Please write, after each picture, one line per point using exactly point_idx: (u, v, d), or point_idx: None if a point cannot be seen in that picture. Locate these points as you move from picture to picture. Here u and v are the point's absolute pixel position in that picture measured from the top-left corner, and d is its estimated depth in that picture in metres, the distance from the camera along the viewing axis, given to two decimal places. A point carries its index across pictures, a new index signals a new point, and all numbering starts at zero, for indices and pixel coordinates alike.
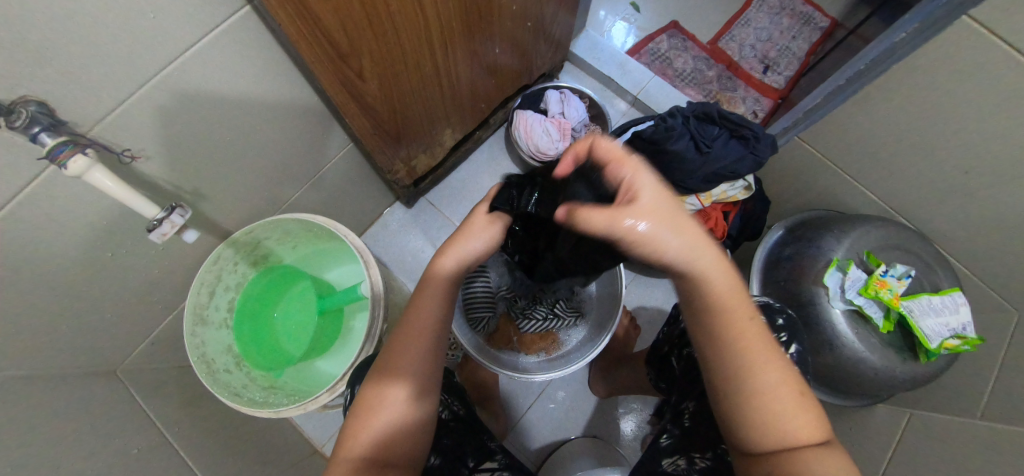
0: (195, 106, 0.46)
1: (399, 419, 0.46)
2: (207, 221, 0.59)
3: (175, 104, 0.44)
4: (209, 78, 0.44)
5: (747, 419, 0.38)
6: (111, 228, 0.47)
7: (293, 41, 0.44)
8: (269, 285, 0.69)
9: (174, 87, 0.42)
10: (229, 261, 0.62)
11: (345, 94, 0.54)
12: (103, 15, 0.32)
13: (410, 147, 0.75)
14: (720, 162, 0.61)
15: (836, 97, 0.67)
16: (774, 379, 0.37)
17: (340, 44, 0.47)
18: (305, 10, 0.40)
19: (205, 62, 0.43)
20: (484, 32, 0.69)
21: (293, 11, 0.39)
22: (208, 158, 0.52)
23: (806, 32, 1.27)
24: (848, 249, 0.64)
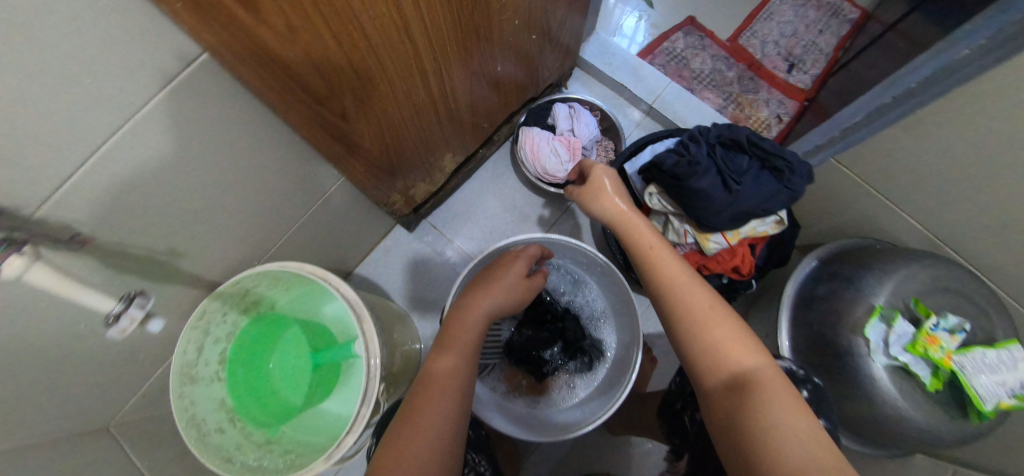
0: (161, 165, 0.41)
1: (446, 374, 0.53)
2: (190, 273, 0.55)
3: (137, 166, 0.39)
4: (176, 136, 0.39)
5: (694, 355, 0.48)
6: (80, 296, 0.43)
7: (260, 92, 0.38)
8: (261, 333, 0.65)
9: (132, 148, 0.37)
10: (217, 313, 0.61)
11: (329, 139, 0.49)
12: (27, 90, 0.27)
13: (408, 178, 0.70)
14: (751, 199, 0.55)
15: (882, 117, 0.60)
16: (712, 315, 0.49)
17: (317, 89, 0.42)
18: (267, 55, 0.35)
19: (167, 118, 0.37)
20: (482, 52, 0.62)
21: (253, 56, 0.34)
22: (184, 213, 0.47)
23: (834, 25, 1.17)
24: (891, 295, 0.58)
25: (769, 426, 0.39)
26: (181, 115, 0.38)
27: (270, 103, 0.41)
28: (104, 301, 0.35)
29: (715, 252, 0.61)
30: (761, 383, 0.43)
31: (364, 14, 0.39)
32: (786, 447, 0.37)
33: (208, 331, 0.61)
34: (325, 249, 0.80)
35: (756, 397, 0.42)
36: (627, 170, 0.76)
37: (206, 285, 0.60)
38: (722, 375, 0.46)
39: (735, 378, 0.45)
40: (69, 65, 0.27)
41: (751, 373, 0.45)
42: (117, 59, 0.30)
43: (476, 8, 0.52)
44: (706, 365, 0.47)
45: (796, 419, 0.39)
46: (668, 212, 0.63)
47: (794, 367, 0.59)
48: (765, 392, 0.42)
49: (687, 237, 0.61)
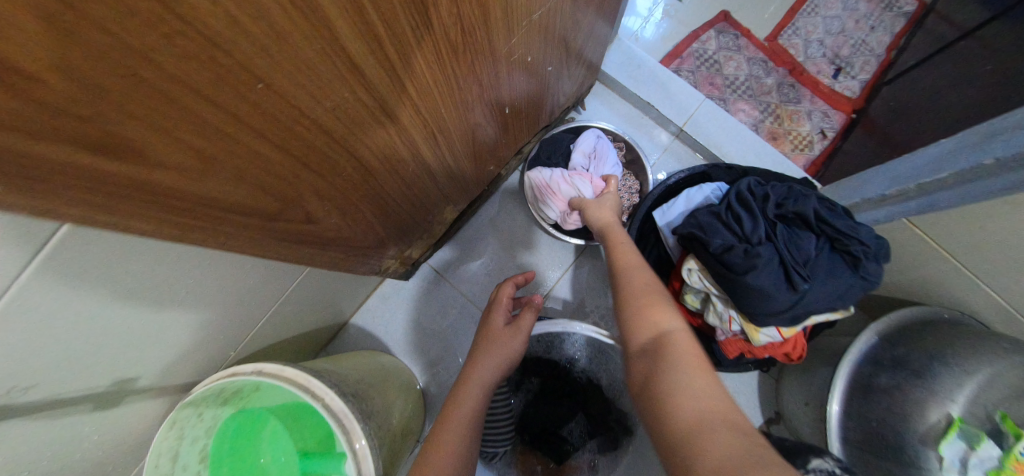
0: (76, 315, 0.31)
1: None
2: (145, 388, 0.46)
3: (36, 327, 0.29)
4: (85, 286, 0.30)
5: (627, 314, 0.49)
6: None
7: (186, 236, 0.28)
8: (246, 427, 0.58)
9: (17, 316, 0.27)
10: (190, 416, 0.53)
11: (295, 246, 0.38)
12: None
13: (401, 242, 0.60)
14: (821, 297, 0.44)
15: (981, 180, 0.49)
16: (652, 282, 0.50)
17: (265, 208, 0.31)
18: (177, 197, 0.24)
19: (64, 274, 0.27)
20: (487, 98, 0.50)
21: (156, 207, 0.23)
22: (121, 343, 0.38)
23: (889, 19, 1.01)
24: (970, 402, 0.49)
25: (667, 375, 0.39)
26: (87, 264, 0.28)
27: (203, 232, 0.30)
28: None
29: (764, 344, 0.51)
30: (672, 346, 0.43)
31: (316, 110, 0.28)
32: (687, 402, 0.36)
33: (182, 436, 0.53)
34: (313, 309, 0.71)
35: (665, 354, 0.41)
36: (659, 222, 0.65)
37: (172, 387, 0.51)
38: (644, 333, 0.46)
39: (653, 337, 0.45)
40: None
41: (670, 334, 0.44)
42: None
43: (475, 58, 0.41)
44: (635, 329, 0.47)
45: (691, 376, 0.38)
46: (710, 293, 0.53)
47: (840, 465, 0.51)
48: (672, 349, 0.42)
49: (732, 325, 0.52)
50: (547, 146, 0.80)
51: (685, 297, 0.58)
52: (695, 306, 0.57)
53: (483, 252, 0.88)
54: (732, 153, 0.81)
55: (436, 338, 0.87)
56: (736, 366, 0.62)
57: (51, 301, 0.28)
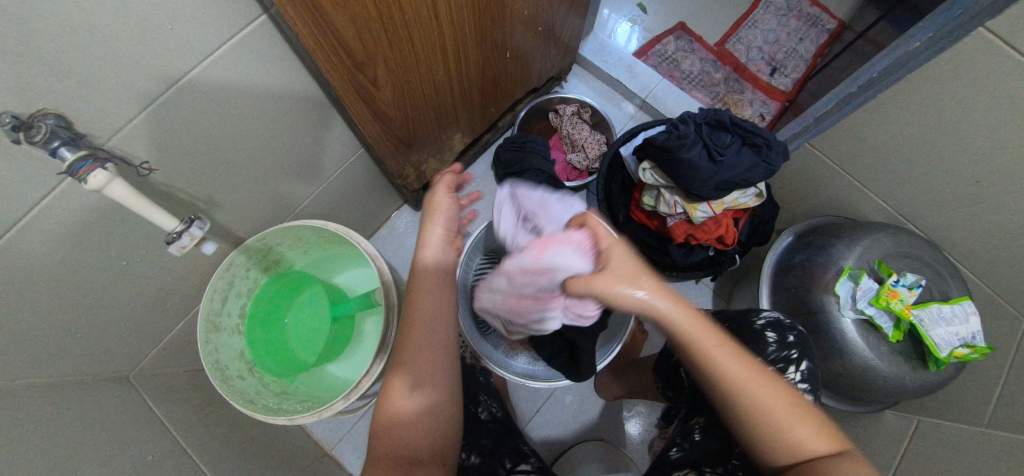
0: (213, 116, 0.46)
1: (411, 410, 0.45)
2: (218, 228, 0.59)
3: (193, 111, 0.43)
4: (224, 91, 0.45)
5: (753, 441, 0.40)
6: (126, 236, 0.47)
7: (309, 51, 0.44)
8: (279, 291, 0.70)
9: (191, 99, 0.42)
10: (243, 267, 0.63)
11: (358, 102, 0.54)
12: (120, 27, 0.32)
13: (420, 153, 0.75)
14: (733, 170, 0.61)
15: (849, 104, 0.66)
16: (764, 390, 0.40)
17: (356, 54, 0.47)
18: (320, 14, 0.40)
19: (219, 78, 0.43)
20: (495, 38, 0.69)
21: (304, 15, 0.39)
22: (223, 165, 0.52)
23: (814, 33, 1.27)
24: (858, 258, 0.65)
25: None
26: (233, 70, 0.43)
27: (313, 62, 0.46)
28: (170, 220, 0.39)
29: (701, 221, 0.67)
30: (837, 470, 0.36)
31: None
32: None
33: (233, 283, 0.63)
34: (339, 221, 0.84)
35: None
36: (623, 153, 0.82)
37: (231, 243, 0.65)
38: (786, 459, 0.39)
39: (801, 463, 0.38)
40: (156, 12, 0.33)
41: (818, 460, 0.37)
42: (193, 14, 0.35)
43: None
44: (771, 450, 0.39)
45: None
46: (660, 186, 0.69)
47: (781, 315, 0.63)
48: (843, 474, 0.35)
49: (677, 207, 0.68)
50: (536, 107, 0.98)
51: (644, 199, 0.74)
52: (651, 205, 0.73)
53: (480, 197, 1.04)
54: None
55: None
56: (686, 264, 0.77)
57: (206, 91, 0.43)
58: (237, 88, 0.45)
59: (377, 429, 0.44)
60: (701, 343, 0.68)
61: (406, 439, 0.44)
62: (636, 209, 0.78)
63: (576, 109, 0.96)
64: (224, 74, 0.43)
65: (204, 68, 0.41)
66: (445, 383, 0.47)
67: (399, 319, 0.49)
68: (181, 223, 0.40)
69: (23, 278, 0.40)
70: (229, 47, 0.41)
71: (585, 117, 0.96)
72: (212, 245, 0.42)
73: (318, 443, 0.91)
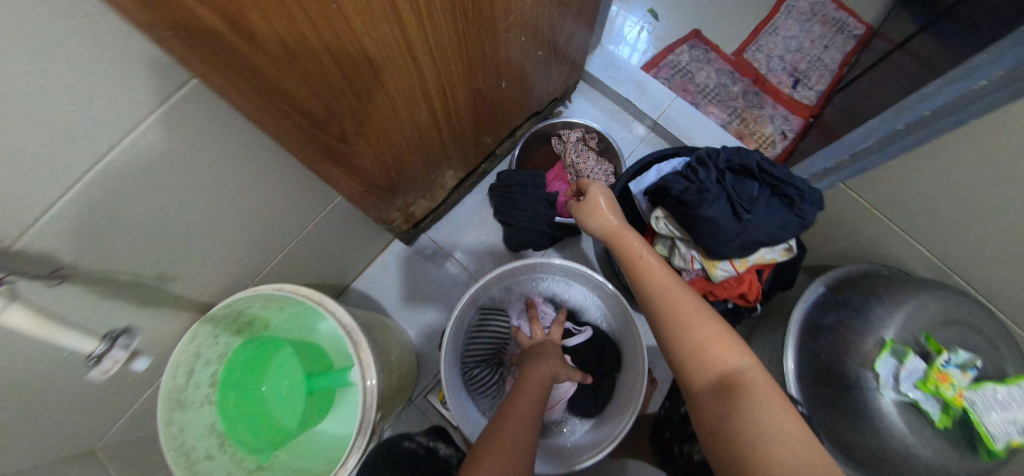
0: (149, 193, 0.39)
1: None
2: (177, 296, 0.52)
3: (123, 193, 0.36)
4: (160, 166, 0.37)
5: (683, 357, 0.51)
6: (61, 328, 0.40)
7: (250, 115, 0.36)
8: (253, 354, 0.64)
9: (119, 179, 0.35)
10: (207, 337, 0.59)
11: (326, 162, 0.47)
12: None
13: (407, 195, 0.68)
14: (762, 228, 0.53)
15: (897, 143, 0.58)
16: (695, 314, 0.53)
17: (315, 113, 0.40)
18: (259, 77, 0.33)
19: (155, 149, 0.35)
20: (488, 70, 0.61)
21: (235, 80, 0.31)
22: (170, 238, 0.45)
23: (839, 41, 1.17)
24: (900, 328, 0.57)
25: (743, 422, 0.44)
26: (167, 144, 0.36)
27: (263, 126, 0.39)
28: (89, 343, 0.36)
29: (722, 279, 0.59)
30: (745, 384, 0.47)
31: (363, 38, 0.37)
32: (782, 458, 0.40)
33: (199, 354, 0.59)
34: (323, 263, 0.78)
35: (745, 400, 0.45)
36: (633, 190, 0.74)
37: (196, 304, 0.58)
38: (710, 376, 0.49)
39: (723, 377, 0.48)
40: (44, 96, 0.25)
41: (738, 374, 0.48)
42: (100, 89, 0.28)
43: (479, 27, 0.51)
44: (697, 373, 0.50)
45: (783, 418, 0.43)
46: (675, 237, 0.62)
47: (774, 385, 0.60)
48: (753, 400, 0.45)
49: (694, 263, 0.60)
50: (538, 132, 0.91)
51: (656, 248, 0.66)
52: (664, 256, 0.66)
53: (478, 227, 0.97)
54: (700, 142, 0.92)
55: (432, 303, 0.94)
56: None
57: (135, 171, 0.35)
58: (175, 161, 0.38)
59: None
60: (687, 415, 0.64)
61: None
62: None
63: (581, 135, 0.89)
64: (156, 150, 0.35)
65: (131, 142, 0.33)
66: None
67: (476, 446, 0.48)
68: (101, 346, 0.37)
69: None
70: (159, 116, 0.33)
71: (592, 144, 0.89)
72: (143, 359, 0.41)
73: None
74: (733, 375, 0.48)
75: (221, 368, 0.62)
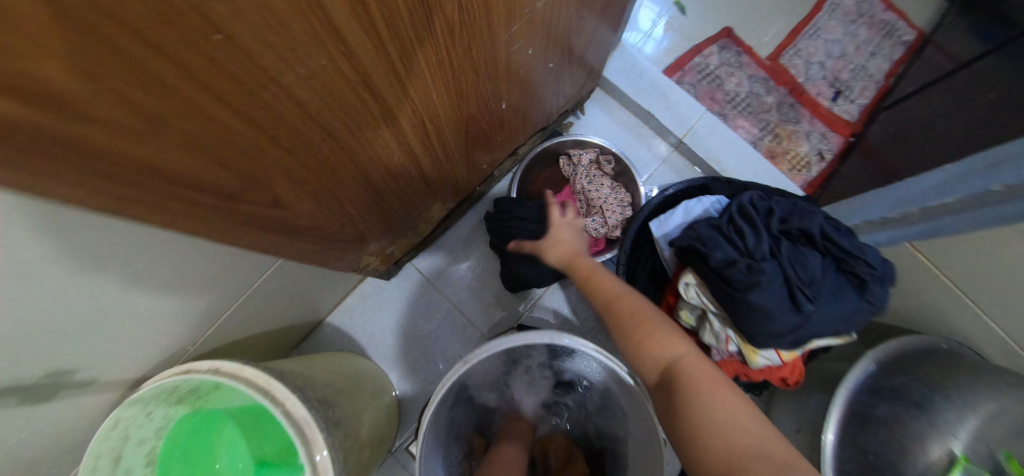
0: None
1: None
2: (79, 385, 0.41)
3: None
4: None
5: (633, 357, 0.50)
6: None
7: (133, 214, 0.24)
8: (199, 426, 0.53)
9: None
10: (136, 417, 0.49)
11: (263, 233, 0.35)
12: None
13: (384, 237, 0.57)
14: (827, 319, 0.42)
15: (990, 209, 0.47)
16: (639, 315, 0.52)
17: (229, 185, 0.28)
18: (118, 166, 0.20)
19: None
20: (484, 92, 0.48)
21: (72, 182, 0.19)
22: (47, 337, 0.33)
23: (888, 47, 1.02)
24: (972, 437, 0.47)
25: (692, 417, 0.41)
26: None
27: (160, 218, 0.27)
28: None
29: (761, 366, 0.48)
30: (684, 372, 0.44)
31: (289, 76, 0.24)
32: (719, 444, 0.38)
33: (128, 437, 0.49)
34: (286, 304, 0.67)
35: (685, 390, 0.43)
36: (655, 233, 0.63)
37: (115, 382, 0.46)
38: (654, 372, 0.47)
39: (663, 371, 0.46)
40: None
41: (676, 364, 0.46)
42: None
43: (477, 43, 0.38)
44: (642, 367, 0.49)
45: (722, 407, 0.41)
46: (708, 310, 0.50)
47: None
48: (688, 390, 0.43)
49: (729, 345, 0.49)
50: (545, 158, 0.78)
51: (680, 313, 0.56)
52: (690, 323, 0.55)
53: (470, 256, 0.86)
54: (731, 168, 0.80)
55: (417, 342, 0.83)
56: None
57: None
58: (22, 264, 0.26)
59: None
60: None
61: None
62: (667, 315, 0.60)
63: (594, 157, 0.76)
64: None
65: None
66: None
67: None
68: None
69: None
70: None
71: (606, 168, 0.77)
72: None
73: None
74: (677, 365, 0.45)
75: (160, 443, 0.52)
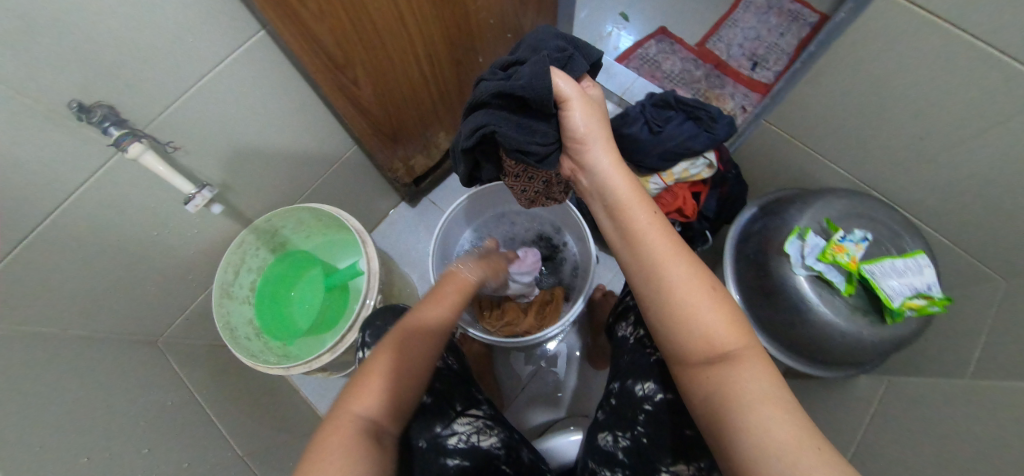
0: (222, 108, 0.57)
1: (373, 414, 0.40)
2: (234, 210, 0.70)
3: (209, 103, 0.55)
4: (232, 91, 0.56)
5: (672, 327, 0.44)
6: (148, 207, 0.57)
7: (295, 51, 0.55)
8: (285, 270, 0.79)
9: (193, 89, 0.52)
10: (252, 246, 0.72)
11: (343, 99, 0.65)
12: (135, 24, 0.42)
13: (407, 148, 0.86)
14: (674, 141, 0.67)
15: (793, 80, 0.72)
16: (692, 284, 0.44)
17: (336, 57, 0.59)
18: (304, 25, 0.52)
19: (221, 72, 0.53)
20: (468, 45, 0.79)
21: (292, 25, 0.51)
22: (233, 156, 0.63)
23: (795, 28, 1.32)
24: (809, 219, 0.68)
25: (736, 395, 0.37)
26: (240, 75, 0.55)
27: (301, 63, 0.58)
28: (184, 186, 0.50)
29: (656, 193, 0.72)
30: (746, 360, 0.39)
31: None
32: (762, 420, 0.34)
33: (245, 260, 0.71)
34: None
35: (742, 375, 0.38)
36: None
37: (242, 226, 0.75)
38: (704, 350, 0.41)
39: (710, 351, 0.41)
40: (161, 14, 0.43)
41: (729, 349, 0.40)
42: (190, 16, 0.45)
43: (456, 6, 0.69)
44: (685, 346, 0.43)
45: (774, 396, 0.36)
46: None
47: None
48: (742, 370, 0.38)
49: None
50: (544, 36, 0.54)
51: None
52: None
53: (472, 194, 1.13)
54: None
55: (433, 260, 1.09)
56: None
57: (218, 93, 0.55)
58: (242, 88, 0.57)
59: (327, 434, 0.38)
60: (623, 311, 0.73)
61: (357, 406, 0.40)
62: None
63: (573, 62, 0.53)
64: (231, 78, 0.54)
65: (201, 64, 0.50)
66: (409, 394, 0.43)
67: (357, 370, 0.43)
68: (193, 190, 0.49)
69: (64, 235, 0.50)
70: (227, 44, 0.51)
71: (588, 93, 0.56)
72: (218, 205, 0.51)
73: (320, 418, 0.97)
74: (724, 349, 0.40)
75: (259, 276, 0.75)
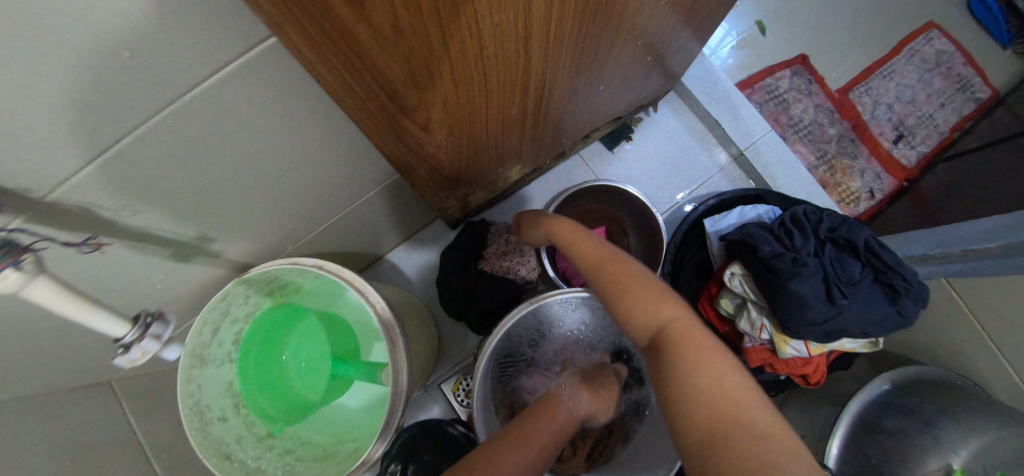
0: (211, 145, 0.33)
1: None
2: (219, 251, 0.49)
3: (183, 142, 0.31)
4: (226, 124, 0.32)
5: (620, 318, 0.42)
6: (80, 275, 0.36)
7: (332, 92, 0.30)
8: (281, 319, 0.60)
9: (175, 129, 0.29)
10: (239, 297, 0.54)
11: (400, 146, 0.42)
12: (45, 58, 0.19)
13: (468, 186, 0.63)
14: (854, 320, 0.47)
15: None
16: (626, 279, 0.43)
17: (408, 99, 0.34)
18: (364, 62, 0.27)
19: (221, 107, 0.30)
20: (591, 69, 0.53)
21: (340, 60, 0.26)
22: (223, 199, 0.40)
23: (960, 100, 1.03)
24: (971, 455, 0.52)
25: (681, 380, 0.34)
26: (242, 104, 0.31)
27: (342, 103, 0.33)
28: (117, 325, 0.29)
29: (789, 357, 0.54)
30: (679, 337, 0.37)
31: (487, 19, 0.30)
32: (710, 409, 0.32)
33: (228, 313, 0.54)
34: (362, 236, 0.74)
35: (677, 351, 0.36)
36: (707, 226, 0.69)
37: (231, 263, 0.54)
38: (645, 332, 0.39)
39: (652, 336, 0.39)
40: (114, 36, 0.20)
41: (667, 324, 0.39)
42: (171, 33, 0.22)
43: (603, 21, 0.43)
44: (629, 330, 0.41)
45: (715, 372, 0.34)
46: (747, 299, 0.56)
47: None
48: (683, 351, 0.36)
49: (762, 332, 0.54)
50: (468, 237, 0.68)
51: (720, 300, 0.61)
52: (727, 311, 0.60)
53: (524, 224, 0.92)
54: (786, 186, 0.84)
55: None
56: None
57: (201, 127, 0.31)
58: (245, 120, 0.33)
59: None
60: None
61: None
62: (707, 303, 0.65)
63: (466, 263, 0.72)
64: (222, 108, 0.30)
65: (193, 98, 0.28)
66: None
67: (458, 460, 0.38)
68: (133, 331, 0.30)
69: None
70: (234, 73, 0.27)
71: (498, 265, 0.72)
72: (176, 349, 0.34)
73: None
74: (663, 327, 0.39)
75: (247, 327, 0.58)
